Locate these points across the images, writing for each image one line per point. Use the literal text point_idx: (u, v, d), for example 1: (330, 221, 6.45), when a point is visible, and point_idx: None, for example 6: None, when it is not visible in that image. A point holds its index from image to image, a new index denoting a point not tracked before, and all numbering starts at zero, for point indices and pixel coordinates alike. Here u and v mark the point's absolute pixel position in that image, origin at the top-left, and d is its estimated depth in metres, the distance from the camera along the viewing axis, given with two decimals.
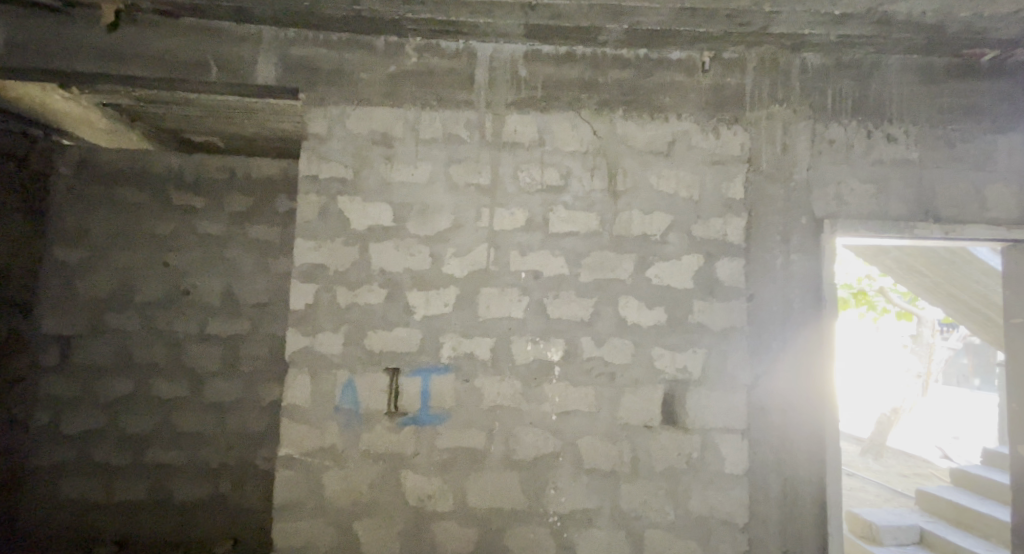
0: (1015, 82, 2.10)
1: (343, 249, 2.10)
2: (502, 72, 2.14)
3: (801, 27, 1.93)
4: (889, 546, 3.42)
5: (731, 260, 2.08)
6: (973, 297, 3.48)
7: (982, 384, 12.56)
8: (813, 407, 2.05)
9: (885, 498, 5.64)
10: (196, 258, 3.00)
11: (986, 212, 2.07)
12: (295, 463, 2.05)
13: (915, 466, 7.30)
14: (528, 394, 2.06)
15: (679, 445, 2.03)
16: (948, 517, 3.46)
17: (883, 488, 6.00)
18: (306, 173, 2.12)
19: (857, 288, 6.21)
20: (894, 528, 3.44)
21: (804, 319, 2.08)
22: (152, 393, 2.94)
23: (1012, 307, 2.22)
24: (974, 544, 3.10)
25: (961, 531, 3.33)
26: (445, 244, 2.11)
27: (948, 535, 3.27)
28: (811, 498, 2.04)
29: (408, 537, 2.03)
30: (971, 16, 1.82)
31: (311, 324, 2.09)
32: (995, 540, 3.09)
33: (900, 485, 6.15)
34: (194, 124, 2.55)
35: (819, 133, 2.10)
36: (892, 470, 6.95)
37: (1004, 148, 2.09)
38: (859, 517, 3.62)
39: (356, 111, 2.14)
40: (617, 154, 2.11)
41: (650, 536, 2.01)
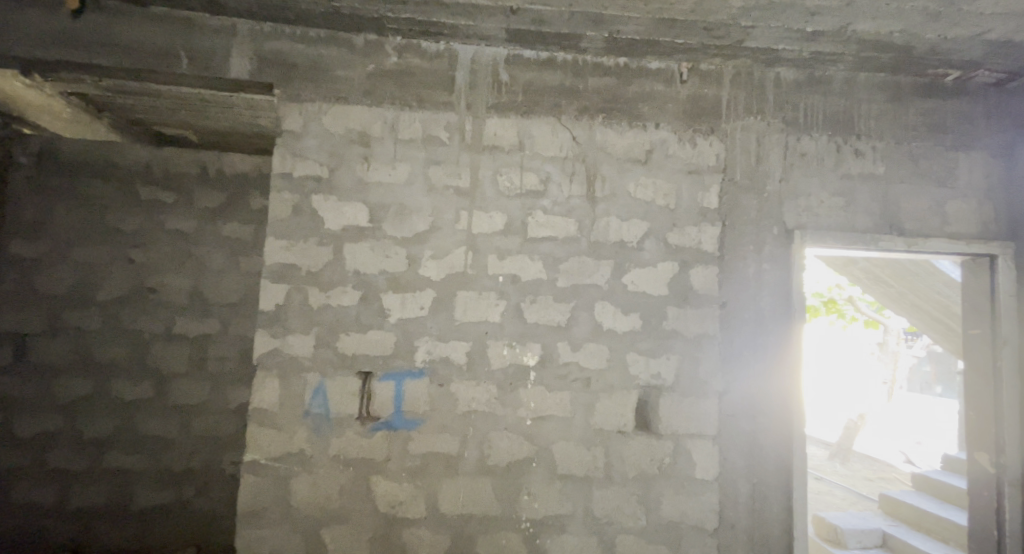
0: (976, 102, 2.19)
1: (316, 249, 2.06)
2: (483, 75, 2.14)
3: (775, 42, 1.98)
4: (852, 549, 3.53)
5: (705, 268, 2.11)
6: (935, 306, 3.61)
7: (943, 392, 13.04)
8: (781, 413, 2.10)
9: (851, 501, 5.81)
10: (162, 255, 2.90)
11: (946, 227, 2.15)
12: (261, 468, 1.99)
13: (880, 470, 7.51)
14: (504, 398, 2.05)
15: (652, 450, 2.05)
16: (909, 520, 3.58)
17: (849, 492, 6.18)
18: (279, 171, 2.07)
19: (827, 297, 6.48)
20: (857, 532, 3.55)
21: (774, 327, 2.12)
22: (112, 395, 2.81)
23: (970, 318, 2.24)
24: (933, 547, 3.20)
25: (921, 534, 3.44)
26: (422, 246, 2.08)
27: (909, 539, 3.37)
28: (779, 502, 2.08)
29: (377, 545, 1.99)
30: (936, 38, 1.90)
31: (282, 326, 2.04)
32: (953, 543, 3.17)
33: (865, 489, 6.34)
34: (162, 118, 2.45)
35: (791, 146, 2.16)
36: (858, 474, 7.15)
37: (964, 165, 2.18)
38: (825, 520, 3.76)
39: (333, 109, 2.11)
40: (596, 161, 2.12)
41: (622, 542, 2.02)
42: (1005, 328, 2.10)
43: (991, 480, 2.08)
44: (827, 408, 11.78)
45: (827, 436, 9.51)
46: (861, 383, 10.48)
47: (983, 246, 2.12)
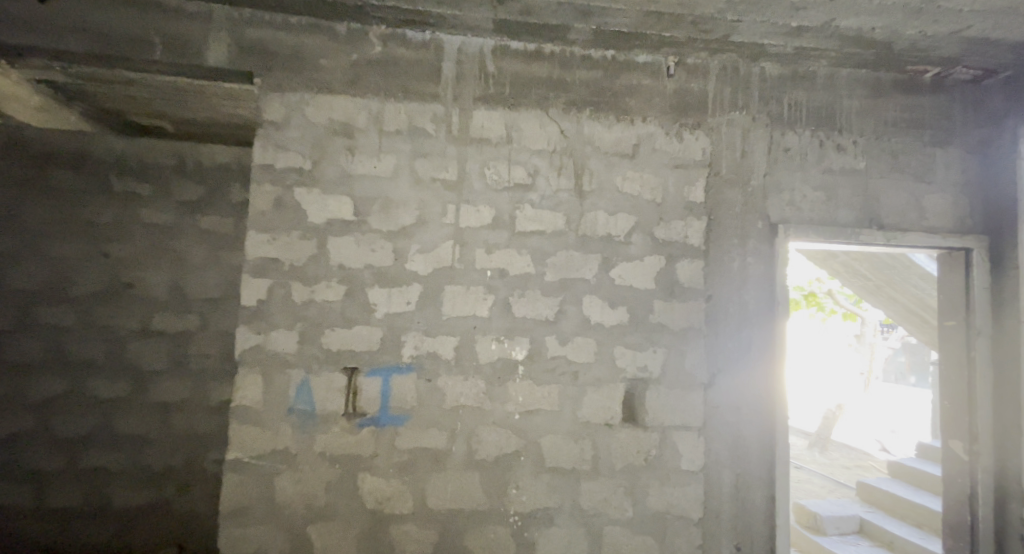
0: (953, 99, 2.24)
1: (299, 243, 2.03)
2: (469, 66, 2.11)
3: (760, 37, 2.00)
4: (831, 535, 3.63)
5: (691, 262, 2.13)
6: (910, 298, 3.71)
7: (917, 382, 13.40)
8: (764, 404, 2.14)
9: (829, 489, 5.97)
10: (138, 249, 2.81)
11: (924, 221, 2.20)
12: (245, 466, 1.96)
13: (856, 458, 7.71)
14: (492, 393, 2.04)
15: (638, 442, 2.07)
16: (885, 506, 3.69)
17: (827, 480, 6.35)
18: (261, 162, 2.02)
19: (807, 290, 6.63)
20: (836, 519, 3.66)
21: (758, 320, 2.16)
22: (88, 393, 2.73)
23: (946, 310, 2.30)
24: (907, 532, 3.30)
25: (896, 519, 3.55)
26: (408, 240, 2.06)
27: (885, 524, 3.48)
28: (762, 492, 2.12)
29: (364, 542, 1.97)
30: (916, 35, 1.94)
31: (265, 321, 2.00)
32: (927, 528, 3.28)
33: (843, 477, 6.51)
34: (135, 107, 2.37)
35: (775, 141, 2.18)
36: (835, 462, 7.35)
37: (942, 161, 2.23)
38: (805, 508, 3.86)
39: (316, 99, 2.06)
40: (584, 155, 2.12)
41: (609, 533, 2.04)
42: (978, 319, 2.16)
43: (964, 466, 2.16)
44: (812, 398, 12.07)
45: (805, 425, 9.73)
46: (838, 374, 10.74)
47: (959, 240, 2.19)
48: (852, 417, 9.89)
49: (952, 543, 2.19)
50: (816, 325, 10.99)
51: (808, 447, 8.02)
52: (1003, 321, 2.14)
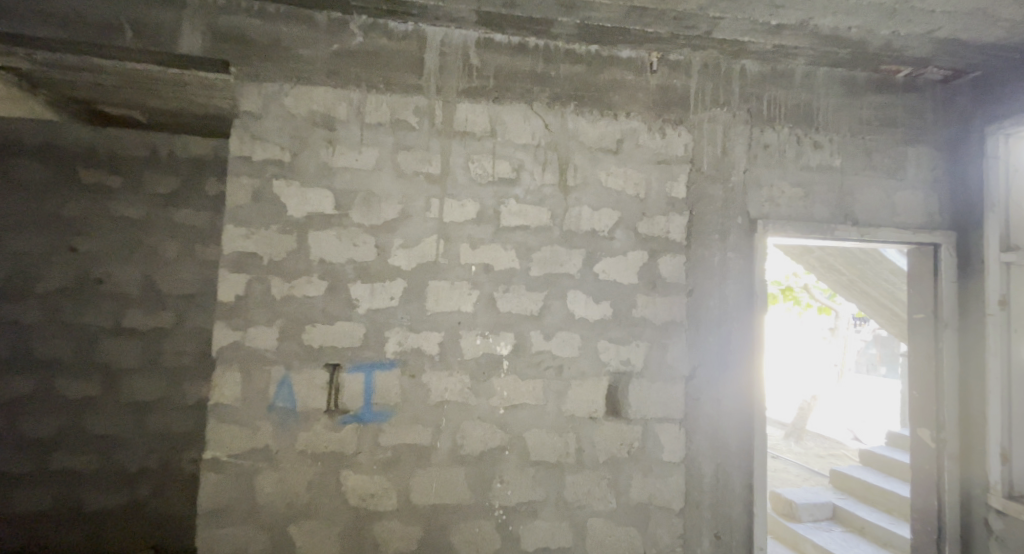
0: (924, 99, 2.32)
1: (278, 237, 1.98)
2: (453, 59, 2.09)
3: (740, 34, 2.02)
4: (806, 522, 3.74)
5: (673, 257, 2.16)
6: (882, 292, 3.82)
7: (886, 372, 13.80)
8: (743, 396, 2.18)
9: (805, 477, 6.12)
10: (107, 243, 2.71)
11: (896, 217, 2.28)
12: (224, 465, 1.92)
13: (830, 448, 7.90)
14: (477, 388, 2.04)
15: (622, 435, 2.10)
16: (857, 493, 3.82)
17: (803, 469, 6.49)
18: (237, 154, 1.97)
19: (784, 285, 6.79)
20: (811, 506, 3.77)
21: (738, 314, 2.20)
22: (56, 393, 2.64)
23: (915, 303, 2.39)
24: (878, 518, 3.42)
25: (868, 506, 3.68)
26: (392, 234, 2.03)
27: (857, 511, 3.61)
28: (741, 482, 2.17)
29: (348, 539, 1.96)
30: (889, 34, 1.98)
31: (243, 317, 1.96)
32: (897, 514, 3.40)
33: (817, 466, 6.68)
34: (103, 96, 2.27)
35: (755, 137, 2.22)
36: (810, 452, 7.54)
37: (913, 159, 2.30)
38: (781, 496, 3.96)
39: (295, 89, 2.01)
40: (568, 150, 2.12)
41: (593, 525, 2.07)
42: (945, 312, 2.25)
43: (932, 453, 2.25)
44: (785, 389, 12.37)
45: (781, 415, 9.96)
46: (811, 366, 11.03)
47: (928, 235, 2.27)
48: (825, 407, 10.14)
49: (920, 528, 2.28)
50: (791, 318, 11.24)
51: (785, 437, 8.19)
52: (968, 314, 2.23)
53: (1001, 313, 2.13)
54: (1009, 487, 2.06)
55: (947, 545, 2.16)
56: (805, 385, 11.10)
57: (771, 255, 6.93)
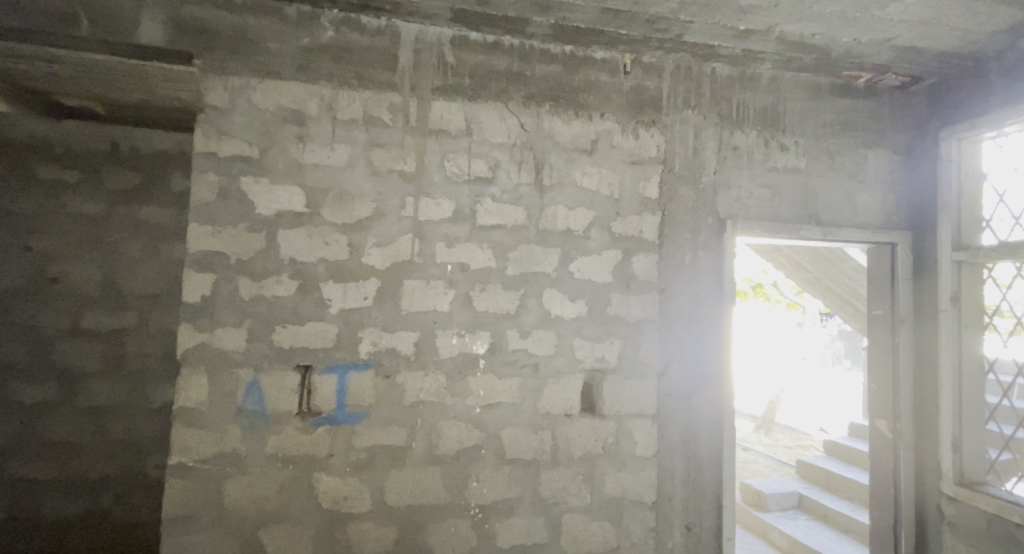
0: (883, 104, 2.42)
1: (246, 236, 1.93)
2: (427, 56, 2.07)
3: (711, 38, 2.06)
4: (773, 511, 3.86)
5: (646, 256, 2.20)
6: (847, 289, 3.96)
7: None
8: (713, 391, 2.24)
9: (774, 467, 6.22)
10: (61, 241, 2.57)
11: (856, 217, 2.37)
12: (189, 471, 1.86)
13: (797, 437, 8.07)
14: (453, 388, 2.03)
15: (596, 431, 2.13)
16: (821, 482, 3.97)
17: (773, 459, 6.59)
18: (202, 150, 1.91)
19: (755, 282, 6.96)
20: (778, 496, 3.89)
21: (708, 310, 2.25)
22: (9, 398, 2.51)
23: (874, 300, 2.50)
24: (841, 505, 3.57)
25: (831, 494, 3.83)
26: (365, 233, 2.00)
27: (821, 499, 3.74)
28: (711, 474, 2.23)
29: (320, 543, 1.93)
30: (851, 42, 2.06)
31: (210, 318, 1.90)
32: (858, 501, 3.55)
33: (784, 456, 6.82)
34: (55, 86, 2.15)
35: (724, 140, 2.27)
36: (779, 442, 7.67)
37: (873, 161, 2.40)
38: (750, 487, 4.07)
39: (263, 84, 1.96)
40: (543, 150, 2.13)
41: (568, 520, 2.09)
42: (902, 308, 2.36)
43: (889, 443, 2.36)
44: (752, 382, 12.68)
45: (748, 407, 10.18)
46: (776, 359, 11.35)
47: (886, 235, 2.37)
48: (794, 400, 10.39)
49: (877, 514, 2.39)
50: (759, 314, 11.54)
51: (754, 429, 8.35)
52: (923, 309, 2.34)
53: (953, 309, 2.24)
54: (959, 474, 2.17)
55: (902, 530, 2.27)
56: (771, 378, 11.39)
57: (742, 252, 7.10)
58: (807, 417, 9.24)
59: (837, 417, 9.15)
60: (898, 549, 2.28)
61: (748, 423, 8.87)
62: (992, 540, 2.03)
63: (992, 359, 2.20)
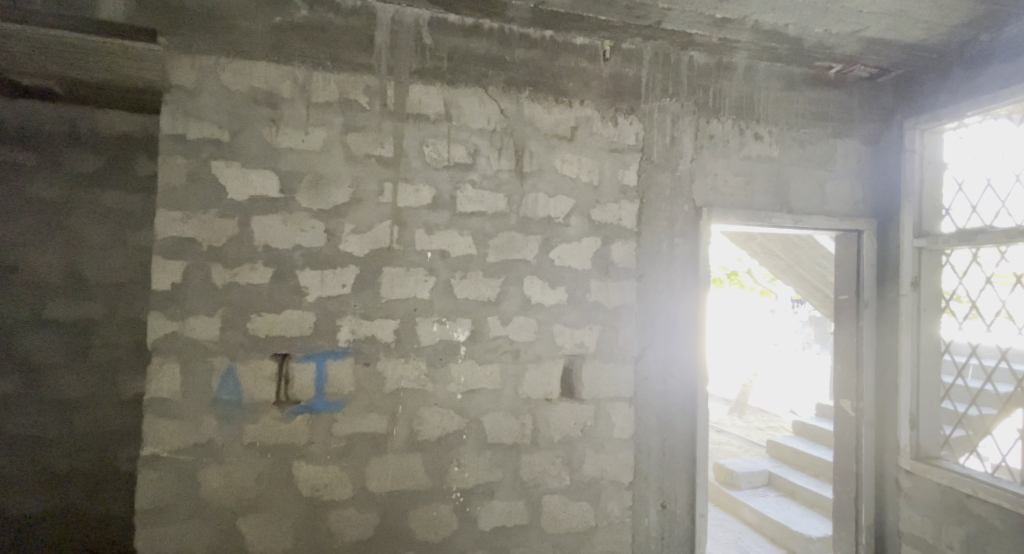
0: (852, 94, 2.48)
1: (218, 222, 1.88)
2: (404, 38, 2.02)
3: (688, 26, 2.07)
4: (744, 489, 4.01)
5: (625, 243, 2.22)
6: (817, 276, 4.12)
7: None
8: (688, 374, 2.29)
9: (745, 448, 6.42)
10: (18, 226, 2.45)
11: (826, 205, 2.45)
12: (163, 462, 1.83)
13: (766, 419, 8.32)
14: (434, 374, 2.04)
15: (576, 415, 2.17)
16: (789, 461, 4.14)
17: (744, 441, 6.78)
18: (169, 132, 1.84)
19: (730, 269, 7.07)
20: (749, 474, 4.04)
21: (684, 296, 2.29)
22: None
23: (841, 285, 2.59)
24: (807, 482, 3.75)
25: (798, 471, 4.01)
26: (342, 219, 1.97)
27: (790, 477, 3.91)
28: (685, 454, 2.29)
29: (301, 530, 1.92)
30: (823, 32, 2.10)
31: (181, 306, 1.85)
32: (824, 478, 3.74)
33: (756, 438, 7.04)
34: (10, 64, 2.02)
35: (701, 128, 2.31)
36: (751, 424, 7.85)
37: (842, 151, 2.47)
38: (722, 466, 4.20)
39: (233, 63, 1.89)
40: (524, 136, 2.12)
41: (548, 501, 2.13)
42: (866, 293, 2.46)
43: (851, 421, 2.48)
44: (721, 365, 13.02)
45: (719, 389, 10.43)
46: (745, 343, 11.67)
47: (853, 222, 2.46)
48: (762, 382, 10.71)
49: (841, 488, 2.52)
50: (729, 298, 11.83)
51: (727, 412, 8.55)
52: (885, 294, 2.45)
53: (913, 293, 2.35)
54: (915, 449, 2.30)
55: (863, 502, 2.40)
56: (740, 360, 11.72)
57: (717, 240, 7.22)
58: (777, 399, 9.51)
59: (809, 399, 9.45)
60: (858, 520, 2.41)
61: (721, 406, 9.08)
62: (945, 511, 2.16)
63: (948, 341, 2.32)
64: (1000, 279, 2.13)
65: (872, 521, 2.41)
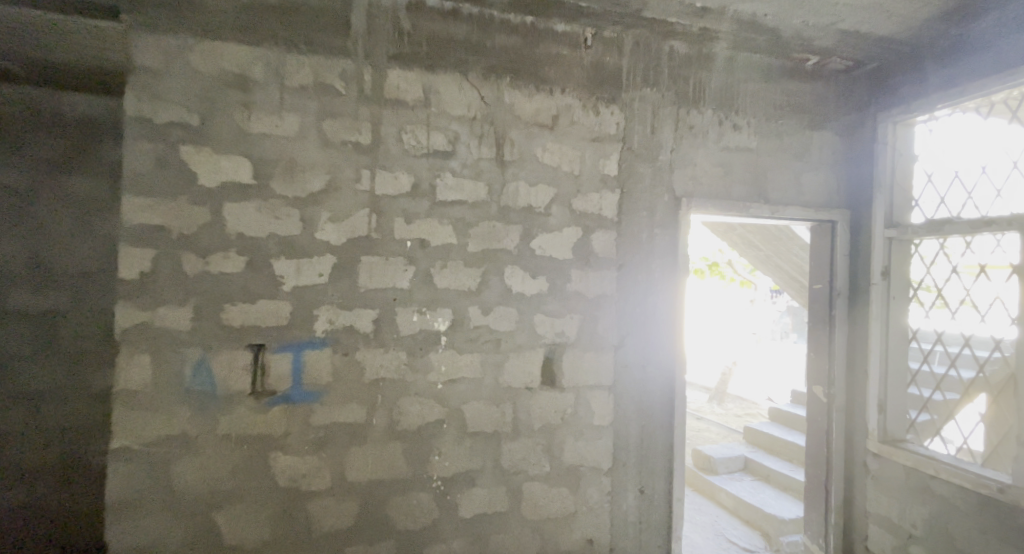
0: (828, 86, 2.52)
1: (188, 209, 1.83)
2: (381, 21, 1.98)
3: (669, 15, 2.07)
4: (722, 473, 4.10)
5: (605, 233, 2.23)
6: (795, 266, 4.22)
7: None
8: (667, 362, 2.32)
9: (724, 435, 6.54)
10: None
11: (802, 196, 2.49)
12: (134, 454, 1.80)
13: (745, 406, 8.46)
14: (414, 364, 2.02)
15: (556, 403, 2.18)
16: (765, 446, 4.25)
17: (724, 428, 6.90)
18: (135, 115, 1.79)
19: (711, 260, 7.14)
20: (726, 460, 4.13)
21: (663, 285, 2.31)
22: None
23: (816, 274, 2.65)
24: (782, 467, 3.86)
25: (773, 456, 4.12)
26: (318, 207, 1.92)
27: (765, 461, 4.01)
28: (664, 441, 2.32)
29: (278, 521, 1.90)
30: (800, 24, 2.12)
31: (150, 296, 1.81)
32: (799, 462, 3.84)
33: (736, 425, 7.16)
34: None
35: (681, 118, 2.32)
36: (730, 412, 7.99)
37: (818, 142, 2.51)
38: (701, 452, 4.28)
39: (202, 45, 1.83)
40: (504, 123, 2.10)
41: (528, 488, 2.14)
42: (839, 282, 2.51)
43: (823, 407, 2.55)
44: None
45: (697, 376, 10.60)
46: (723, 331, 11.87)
47: (827, 213, 2.50)
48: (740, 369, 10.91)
49: (813, 471, 2.60)
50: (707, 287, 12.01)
51: (708, 400, 8.68)
52: (857, 283, 2.51)
53: (883, 282, 2.41)
54: (883, 433, 2.38)
55: (833, 484, 2.48)
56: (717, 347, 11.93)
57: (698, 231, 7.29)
58: (754, 386, 9.70)
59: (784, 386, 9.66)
60: (829, 502, 2.49)
61: (702, 393, 9.24)
62: (910, 491, 2.25)
63: (915, 328, 2.39)
64: (966, 269, 2.20)
65: (842, 503, 2.49)
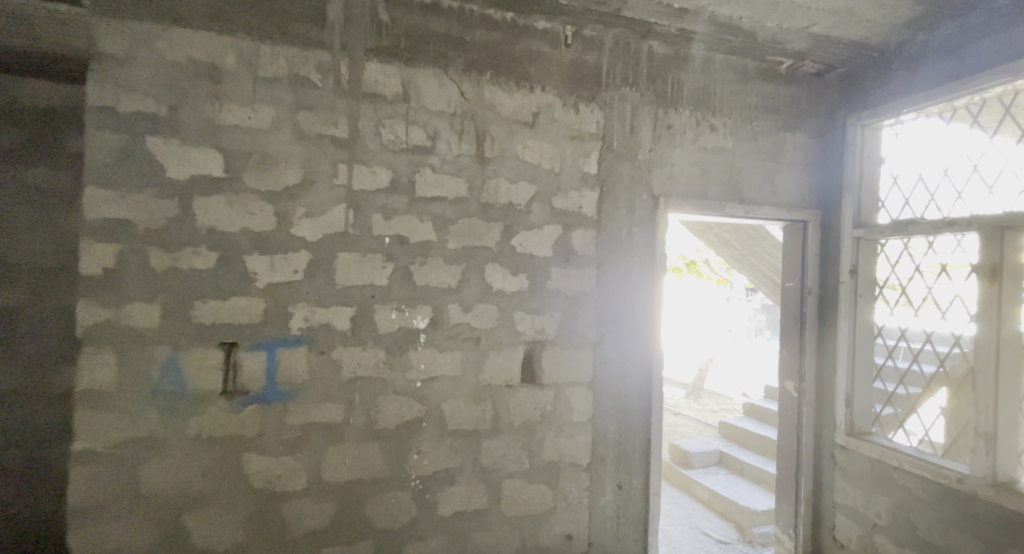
0: (800, 89, 2.58)
1: (155, 203, 1.76)
2: (359, 13, 1.94)
3: (649, 15, 2.08)
4: (697, 468, 4.18)
5: (585, 231, 2.24)
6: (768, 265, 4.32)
7: None
8: (645, 359, 2.34)
9: (699, 430, 6.66)
10: None
11: (775, 197, 2.55)
12: (98, 457, 1.73)
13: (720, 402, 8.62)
14: (393, 362, 2.00)
15: (536, 400, 2.18)
16: (739, 440, 4.35)
17: (700, 423, 7.02)
18: (98, 103, 1.71)
19: (688, 259, 7.24)
20: (701, 454, 4.21)
21: (641, 283, 2.33)
22: None
23: (788, 272, 2.72)
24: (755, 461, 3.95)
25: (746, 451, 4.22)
26: (294, 202, 1.88)
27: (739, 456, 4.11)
28: (641, 436, 2.35)
29: (252, 523, 1.85)
30: (775, 27, 2.16)
31: (115, 292, 1.74)
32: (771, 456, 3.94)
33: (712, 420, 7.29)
34: None
35: (659, 118, 2.34)
36: (705, 407, 8.13)
37: (791, 144, 2.57)
38: (677, 447, 4.36)
39: (170, 32, 1.76)
40: (484, 120, 2.09)
41: (507, 485, 2.14)
42: (810, 280, 2.59)
43: (794, 402, 2.63)
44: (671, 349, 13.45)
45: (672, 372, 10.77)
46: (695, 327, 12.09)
47: (799, 214, 2.57)
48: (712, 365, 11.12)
49: (784, 464, 2.68)
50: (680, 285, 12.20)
51: (684, 396, 8.82)
52: (827, 282, 2.58)
53: (851, 281, 2.49)
54: (850, 427, 2.46)
55: (802, 476, 2.56)
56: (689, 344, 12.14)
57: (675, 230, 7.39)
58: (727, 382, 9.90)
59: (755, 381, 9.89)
60: (799, 494, 2.57)
61: (677, 389, 9.39)
62: (875, 482, 2.33)
63: (881, 325, 2.48)
64: (929, 268, 2.29)
65: (810, 494, 2.57)
